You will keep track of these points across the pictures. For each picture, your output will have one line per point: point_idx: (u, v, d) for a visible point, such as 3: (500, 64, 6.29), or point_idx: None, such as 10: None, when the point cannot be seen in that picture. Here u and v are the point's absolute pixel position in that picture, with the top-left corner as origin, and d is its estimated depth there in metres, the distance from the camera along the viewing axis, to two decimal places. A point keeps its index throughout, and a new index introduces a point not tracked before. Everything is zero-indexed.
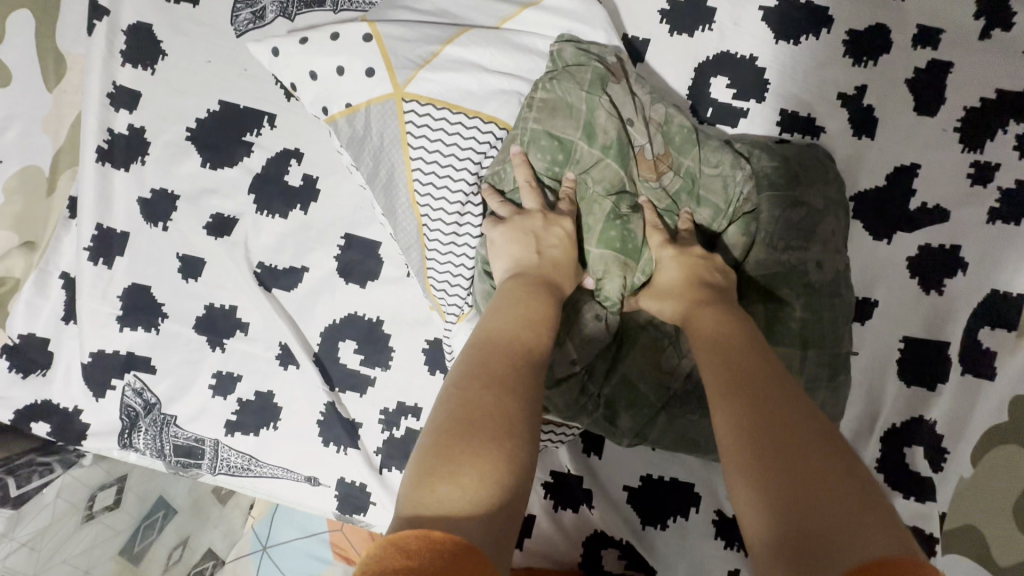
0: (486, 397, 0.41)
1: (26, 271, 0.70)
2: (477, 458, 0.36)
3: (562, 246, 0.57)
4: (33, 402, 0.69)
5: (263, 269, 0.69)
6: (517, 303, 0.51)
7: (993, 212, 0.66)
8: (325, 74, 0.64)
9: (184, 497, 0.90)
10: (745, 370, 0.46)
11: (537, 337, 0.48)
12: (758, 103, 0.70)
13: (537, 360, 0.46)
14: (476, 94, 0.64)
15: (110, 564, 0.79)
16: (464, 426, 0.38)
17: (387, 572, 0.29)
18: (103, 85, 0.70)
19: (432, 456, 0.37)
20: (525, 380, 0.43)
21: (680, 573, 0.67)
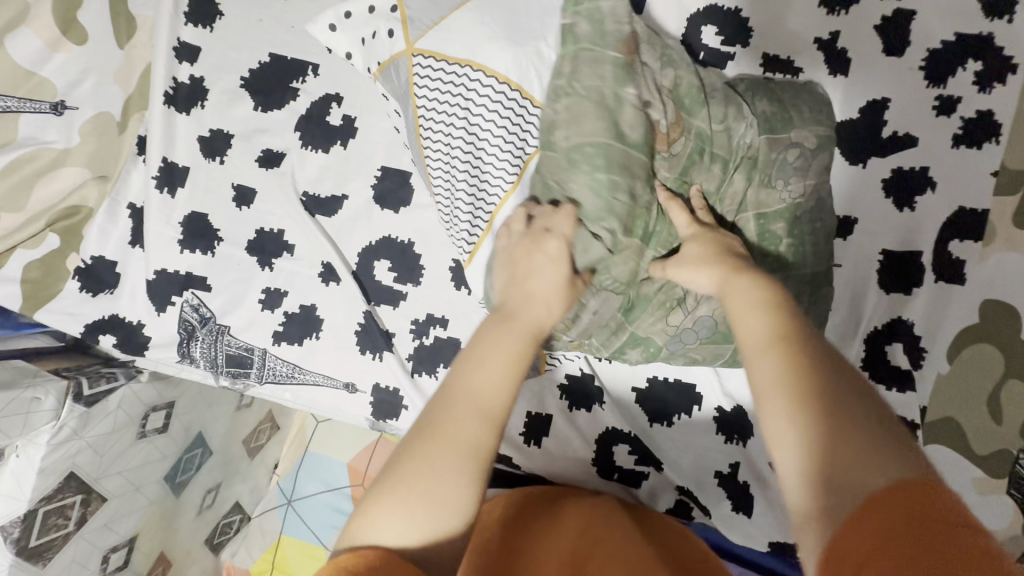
0: (406, 444, 0.42)
1: (99, 200, 0.79)
2: (382, 505, 0.40)
3: (551, 285, 0.55)
4: (101, 317, 0.78)
5: (308, 198, 0.78)
6: (494, 343, 0.47)
7: (957, 136, 0.74)
8: (369, 43, 0.69)
9: (218, 441, 0.98)
10: (767, 330, 0.42)
11: (474, 362, 0.45)
12: (743, 47, 0.80)
13: (461, 391, 0.43)
14: (473, 44, 0.64)
15: (155, 488, 0.87)
16: (403, 475, 0.41)
17: None
18: (168, 39, 0.80)
19: (356, 507, 0.41)
20: (447, 418, 0.42)
21: (686, 464, 0.74)
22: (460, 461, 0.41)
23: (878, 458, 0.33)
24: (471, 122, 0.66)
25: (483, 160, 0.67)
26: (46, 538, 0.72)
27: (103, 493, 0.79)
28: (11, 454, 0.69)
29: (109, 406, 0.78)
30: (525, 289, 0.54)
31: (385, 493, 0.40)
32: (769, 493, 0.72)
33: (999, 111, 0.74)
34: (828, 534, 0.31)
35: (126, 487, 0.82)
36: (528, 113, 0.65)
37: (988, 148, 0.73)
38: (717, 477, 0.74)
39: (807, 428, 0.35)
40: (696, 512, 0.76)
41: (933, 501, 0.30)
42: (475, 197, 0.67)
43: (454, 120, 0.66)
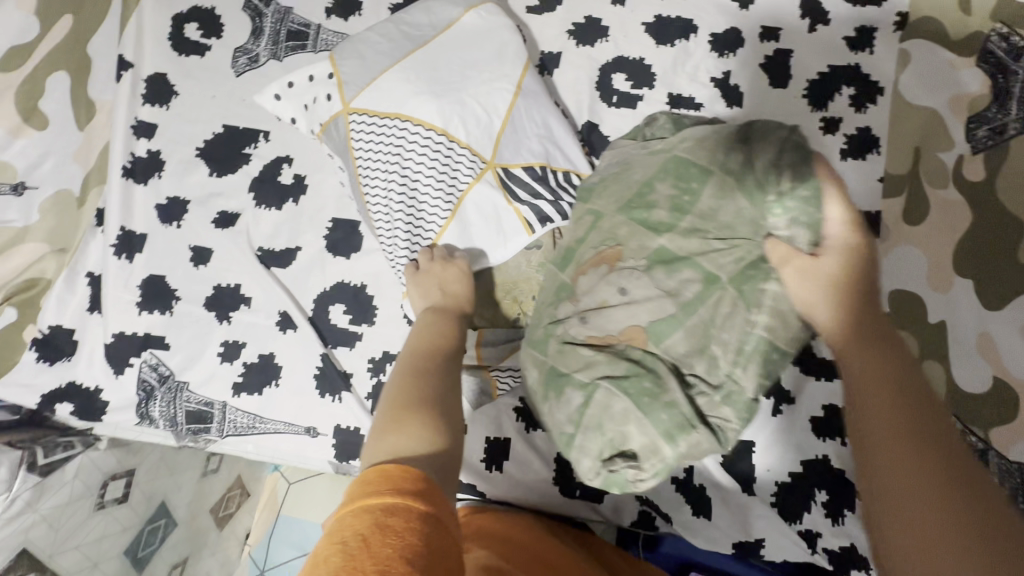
0: (415, 385, 0.54)
1: (57, 271, 0.83)
2: (415, 426, 0.48)
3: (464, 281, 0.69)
4: (60, 385, 0.79)
5: (264, 252, 0.83)
6: (435, 327, 0.64)
7: (844, 151, 0.87)
8: (310, 107, 0.76)
9: (183, 510, 0.93)
10: (872, 373, 0.43)
11: (450, 338, 0.62)
12: (651, 89, 0.90)
13: (448, 353, 0.60)
14: (400, 98, 0.72)
15: (113, 564, 0.81)
16: (414, 408, 0.50)
17: (368, 489, 0.39)
18: (127, 119, 0.86)
19: (383, 426, 0.49)
20: (439, 371, 0.57)
21: None
22: (445, 393, 0.54)
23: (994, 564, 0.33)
24: (405, 163, 0.72)
25: (419, 199, 0.73)
26: None
27: (57, 571, 0.75)
28: None
29: (64, 478, 0.79)
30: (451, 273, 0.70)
31: (415, 417, 0.49)
32: (725, 493, 0.76)
33: (876, 127, 0.88)
34: None
35: (82, 565, 0.78)
36: (456, 153, 0.72)
37: (872, 158, 0.87)
38: (675, 484, 0.77)
39: (914, 482, 0.37)
40: (659, 521, 0.78)
41: None
42: (413, 234, 0.73)
43: (390, 165, 0.73)
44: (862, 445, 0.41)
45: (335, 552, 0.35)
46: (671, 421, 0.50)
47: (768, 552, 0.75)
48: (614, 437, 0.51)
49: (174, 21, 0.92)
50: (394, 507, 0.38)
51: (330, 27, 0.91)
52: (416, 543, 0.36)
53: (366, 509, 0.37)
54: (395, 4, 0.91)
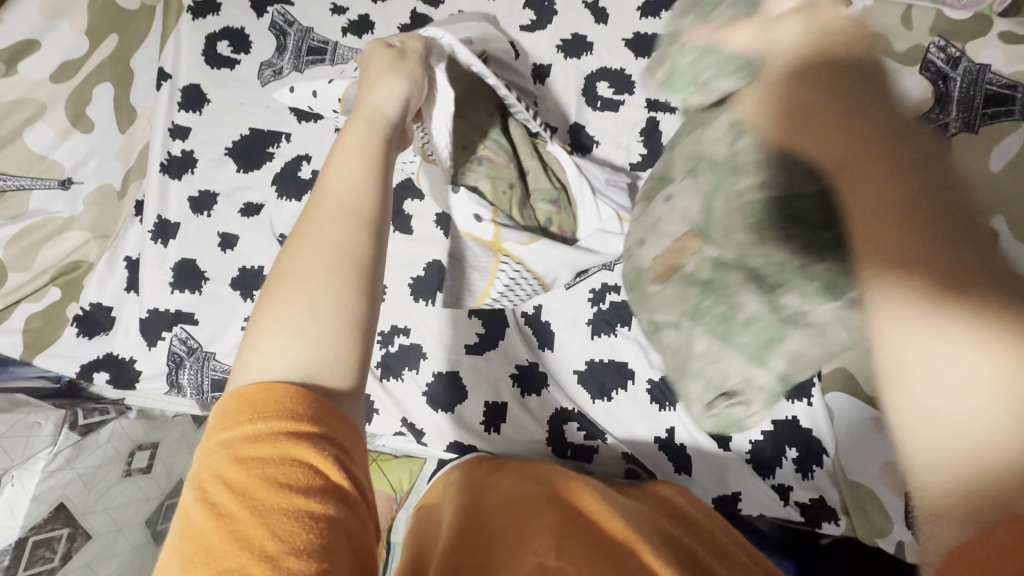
0: (306, 257, 0.43)
1: (99, 255, 0.91)
2: (289, 318, 0.40)
3: (398, 98, 0.57)
4: (97, 356, 0.87)
5: (284, 238, 0.92)
6: (342, 167, 0.48)
7: None
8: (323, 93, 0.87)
9: None
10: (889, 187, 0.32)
11: (357, 181, 0.47)
12: (631, 94, 1.00)
13: (349, 203, 0.46)
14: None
15: (136, 531, 0.86)
16: (296, 293, 0.42)
17: (232, 416, 0.37)
18: (164, 123, 0.97)
19: (257, 321, 0.42)
20: (333, 228, 0.44)
21: (628, 433, 0.84)
22: (343, 261, 0.43)
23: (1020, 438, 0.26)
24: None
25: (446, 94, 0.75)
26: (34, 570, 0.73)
27: (88, 530, 0.80)
28: (8, 483, 0.73)
29: (100, 440, 0.85)
30: (363, 101, 0.55)
31: (290, 307, 0.41)
32: (703, 451, 0.83)
33: None
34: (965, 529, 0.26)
35: (110, 527, 0.83)
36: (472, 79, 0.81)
37: None
38: (658, 443, 0.84)
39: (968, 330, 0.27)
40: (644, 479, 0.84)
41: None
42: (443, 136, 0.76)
43: None
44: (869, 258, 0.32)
45: (197, 501, 0.34)
46: (758, 340, 0.47)
47: (744, 506, 0.81)
48: (713, 376, 0.52)
49: (207, 39, 1.03)
50: (261, 436, 0.35)
51: (346, 44, 1.03)
52: (291, 468, 0.34)
53: (225, 445, 0.36)
54: (404, 25, 1.04)
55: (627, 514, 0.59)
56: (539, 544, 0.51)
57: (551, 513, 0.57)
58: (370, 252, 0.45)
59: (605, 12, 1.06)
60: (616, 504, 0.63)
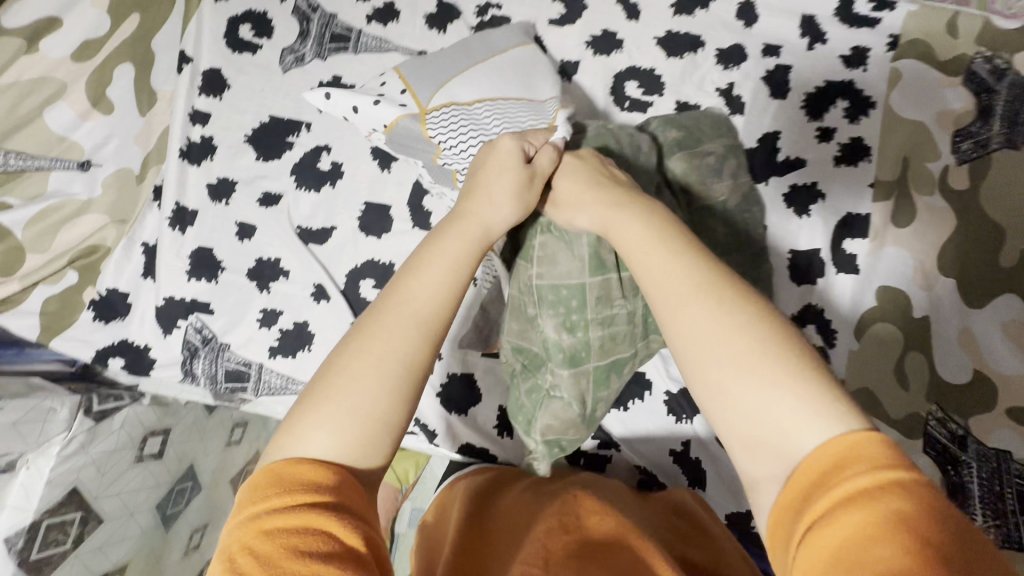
0: (366, 356, 0.50)
1: (116, 240, 0.90)
2: (339, 411, 0.47)
3: (502, 205, 0.59)
4: (112, 342, 0.87)
5: (302, 230, 0.90)
6: (428, 276, 0.54)
7: (838, 157, 0.94)
8: (364, 106, 0.83)
9: (207, 475, 0.97)
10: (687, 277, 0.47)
11: (439, 300, 0.53)
12: (660, 96, 0.98)
13: (415, 315, 0.52)
14: (477, 89, 0.82)
15: (147, 516, 0.86)
16: (345, 390, 0.48)
17: (265, 493, 0.43)
18: (184, 108, 0.96)
19: (305, 405, 0.49)
20: (398, 340, 0.51)
21: (641, 443, 0.84)
22: (397, 372, 0.50)
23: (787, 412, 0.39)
24: (482, 121, 0.78)
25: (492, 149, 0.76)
26: (47, 553, 0.73)
27: (100, 514, 0.80)
28: (21, 467, 0.73)
29: (113, 426, 0.86)
30: (473, 191, 0.60)
31: (343, 403, 0.48)
32: (718, 465, 0.81)
33: (868, 138, 0.95)
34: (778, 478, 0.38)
35: (121, 512, 0.83)
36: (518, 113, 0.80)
37: (864, 165, 0.94)
38: (672, 455, 0.83)
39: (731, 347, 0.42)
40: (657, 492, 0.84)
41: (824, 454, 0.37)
42: None
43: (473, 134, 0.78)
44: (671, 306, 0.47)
45: (225, 569, 0.40)
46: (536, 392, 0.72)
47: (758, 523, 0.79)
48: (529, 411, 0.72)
49: (229, 21, 1.01)
50: (288, 509, 0.42)
51: (370, 32, 1.01)
52: (309, 538, 0.41)
53: (256, 516, 0.42)
54: (430, 15, 1.01)
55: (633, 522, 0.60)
56: (527, 552, 0.56)
57: (557, 528, 0.58)
58: (420, 369, 0.51)
59: (637, 9, 1.03)
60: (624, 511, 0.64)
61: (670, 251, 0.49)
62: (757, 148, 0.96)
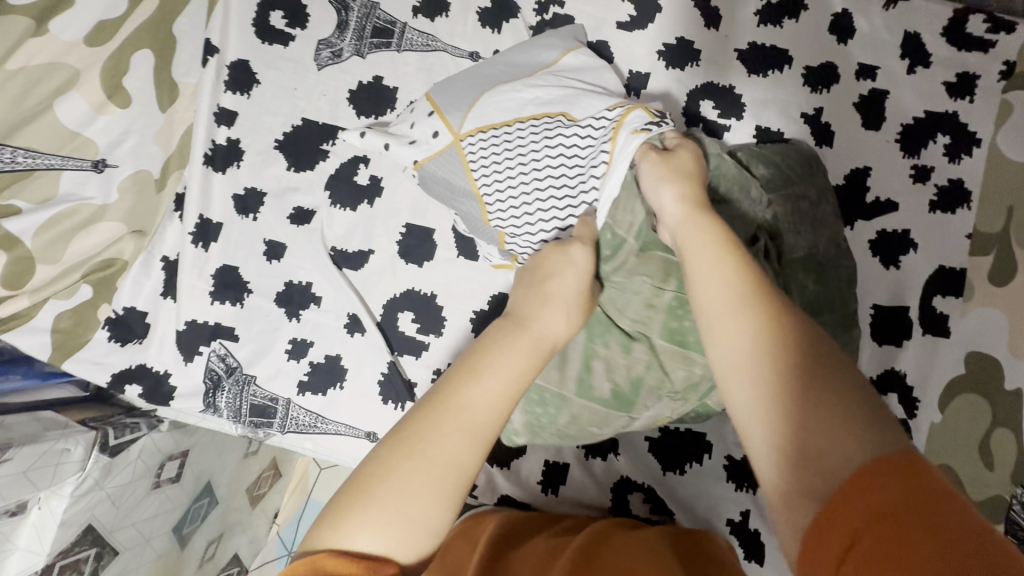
0: (409, 453, 0.44)
1: (134, 253, 0.83)
2: (384, 513, 0.42)
3: (565, 321, 0.57)
4: (129, 366, 0.80)
5: (336, 252, 0.82)
6: (490, 385, 0.49)
7: (933, 203, 0.84)
8: (394, 142, 0.77)
9: (224, 490, 0.96)
10: (727, 289, 0.46)
11: (496, 402, 0.48)
12: (738, 121, 0.88)
13: (470, 416, 0.47)
14: (516, 108, 0.73)
15: (163, 541, 0.84)
16: (390, 494, 0.43)
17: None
18: (209, 105, 0.86)
19: (346, 500, 0.43)
20: (448, 438, 0.45)
21: (698, 510, 0.76)
22: (451, 476, 0.45)
23: (835, 425, 0.36)
24: (525, 158, 0.70)
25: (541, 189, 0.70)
26: None
27: (116, 546, 0.76)
28: (32, 507, 0.67)
29: (130, 457, 0.79)
30: (544, 297, 0.58)
31: (388, 505, 0.42)
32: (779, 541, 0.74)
33: (969, 180, 0.84)
34: (813, 498, 0.34)
35: (137, 540, 0.79)
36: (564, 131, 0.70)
37: (962, 213, 0.84)
38: (730, 526, 0.75)
39: (775, 359, 0.40)
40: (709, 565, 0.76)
41: (887, 473, 0.32)
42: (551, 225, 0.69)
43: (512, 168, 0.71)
44: (718, 313, 0.45)
45: None
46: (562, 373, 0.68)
47: None
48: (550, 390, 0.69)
49: (258, 6, 0.90)
50: None
51: (416, 26, 0.90)
52: None
53: None
54: (484, 10, 0.90)
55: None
56: None
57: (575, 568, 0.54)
58: (474, 472, 0.46)
59: (719, 14, 0.91)
60: (633, 558, 0.56)
61: (720, 268, 0.48)
62: (843, 186, 0.86)
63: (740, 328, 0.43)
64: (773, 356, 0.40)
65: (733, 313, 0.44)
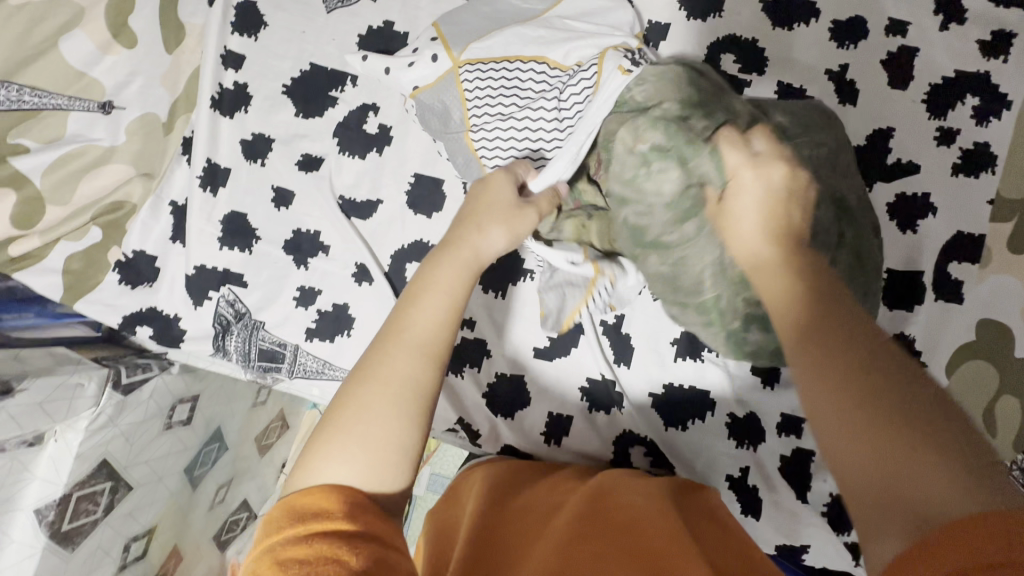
0: (361, 393, 0.46)
1: (143, 197, 0.82)
2: (347, 444, 0.44)
3: (497, 237, 0.56)
4: (139, 308, 0.81)
5: (345, 201, 0.82)
6: (429, 305, 0.50)
7: (957, 166, 0.82)
8: (394, 70, 0.76)
9: (234, 436, 0.98)
10: (791, 307, 0.45)
11: (435, 321, 0.50)
12: (759, 75, 0.85)
13: (408, 340, 0.48)
14: (517, 42, 0.72)
15: (176, 480, 0.86)
16: (344, 425, 0.45)
17: (280, 521, 0.39)
18: (216, 47, 0.84)
19: (314, 447, 0.44)
20: (393, 364, 0.47)
21: (699, 464, 0.77)
22: (399, 393, 0.46)
23: (927, 462, 0.32)
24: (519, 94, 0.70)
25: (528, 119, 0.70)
26: (78, 522, 0.71)
27: (130, 481, 0.78)
28: (50, 439, 0.69)
29: (142, 397, 0.80)
30: (467, 221, 0.57)
31: (345, 440, 0.44)
32: (777, 497, 0.75)
33: (996, 144, 0.82)
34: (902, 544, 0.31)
35: (150, 477, 0.82)
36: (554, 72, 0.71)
37: (985, 177, 0.81)
38: (728, 481, 0.76)
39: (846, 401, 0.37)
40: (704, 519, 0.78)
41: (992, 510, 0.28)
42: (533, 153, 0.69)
43: (505, 99, 0.71)
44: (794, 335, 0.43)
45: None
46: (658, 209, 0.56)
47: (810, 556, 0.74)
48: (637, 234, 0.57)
49: None
50: (291, 538, 0.37)
51: None
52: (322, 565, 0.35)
53: (269, 549, 0.37)
54: None
55: (647, 531, 0.53)
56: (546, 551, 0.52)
57: (578, 522, 0.56)
58: (425, 385, 0.47)
59: None
60: (633, 513, 0.57)
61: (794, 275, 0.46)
62: (864, 147, 0.84)
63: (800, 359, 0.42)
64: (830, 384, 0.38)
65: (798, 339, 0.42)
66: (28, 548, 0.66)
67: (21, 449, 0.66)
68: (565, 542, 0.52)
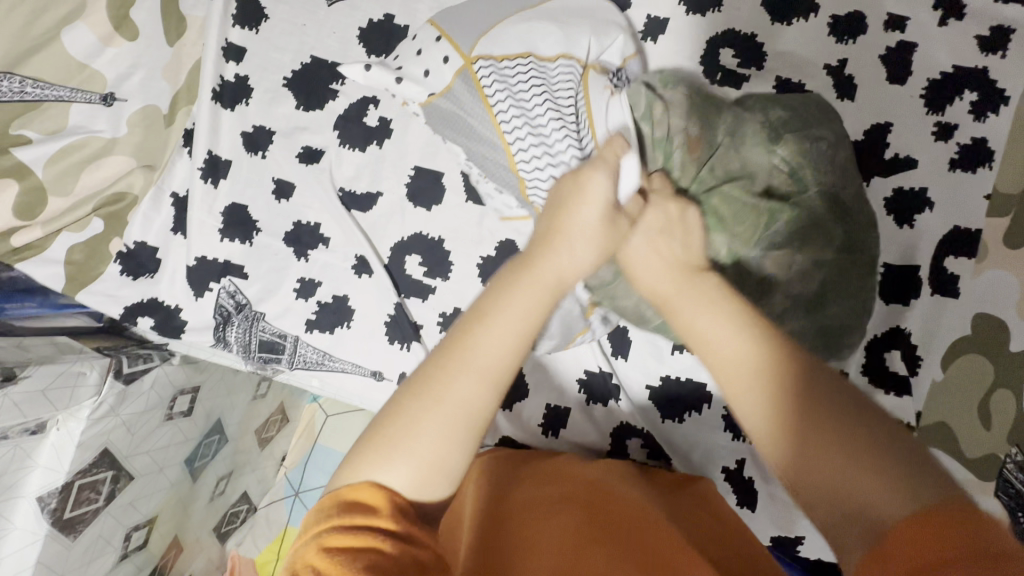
0: (415, 408, 0.43)
1: (144, 188, 0.83)
2: (400, 456, 0.42)
3: (589, 251, 0.50)
4: (141, 299, 0.82)
5: (345, 193, 0.82)
6: (507, 327, 0.45)
7: (954, 161, 0.82)
8: (409, 73, 0.74)
9: (234, 428, 0.99)
10: (729, 349, 0.43)
11: (514, 347, 0.45)
12: (757, 71, 0.85)
13: (477, 364, 0.44)
14: (526, 43, 0.72)
15: (177, 471, 0.87)
16: (398, 437, 0.43)
17: (331, 515, 0.40)
18: (218, 39, 0.85)
19: (362, 451, 0.43)
20: (453, 385, 0.43)
21: (696, 456, 0.78)
22: (460, 419, 0.43)
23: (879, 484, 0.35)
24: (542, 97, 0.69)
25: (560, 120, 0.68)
26: (80, 511, 0.71)
27: (131, 470, 0.79)
28: (52, 427, 0.70)
29: (143, 387, 0.81)
30: (555, 227, 0.50)
31: (398, 454, 0.42)
32: (772, 489, 0.76)
33: (993, 139, 0.82)
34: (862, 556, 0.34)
35: (152, 467, 0.82)
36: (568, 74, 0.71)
37: (982, 172, 0.81)
38: (724, 473, 0.77)
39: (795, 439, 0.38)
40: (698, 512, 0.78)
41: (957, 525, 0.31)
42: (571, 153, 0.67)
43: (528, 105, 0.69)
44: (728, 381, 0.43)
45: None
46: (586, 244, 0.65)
47: (805, 548, 0.75)
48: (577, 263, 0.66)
49: None
50: (343, 530, 0.39)
51: None
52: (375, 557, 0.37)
53: (317, 536, 0.39)
54: None
55: (659, 532, 0.53)
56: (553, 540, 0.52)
57: (586, 514, 0.56)
58: (485, 411, 0.44)
59: None
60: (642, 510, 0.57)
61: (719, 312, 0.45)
62: (862, 142, 0.84)
63: (744, 402, 0.42)
64: (780, 426, 0.39)
65: (740, 386, 0.42)
66: (30, 534, 0.67)
67: (24, 437, 0.67)
68: (574, 534, 0.53)
